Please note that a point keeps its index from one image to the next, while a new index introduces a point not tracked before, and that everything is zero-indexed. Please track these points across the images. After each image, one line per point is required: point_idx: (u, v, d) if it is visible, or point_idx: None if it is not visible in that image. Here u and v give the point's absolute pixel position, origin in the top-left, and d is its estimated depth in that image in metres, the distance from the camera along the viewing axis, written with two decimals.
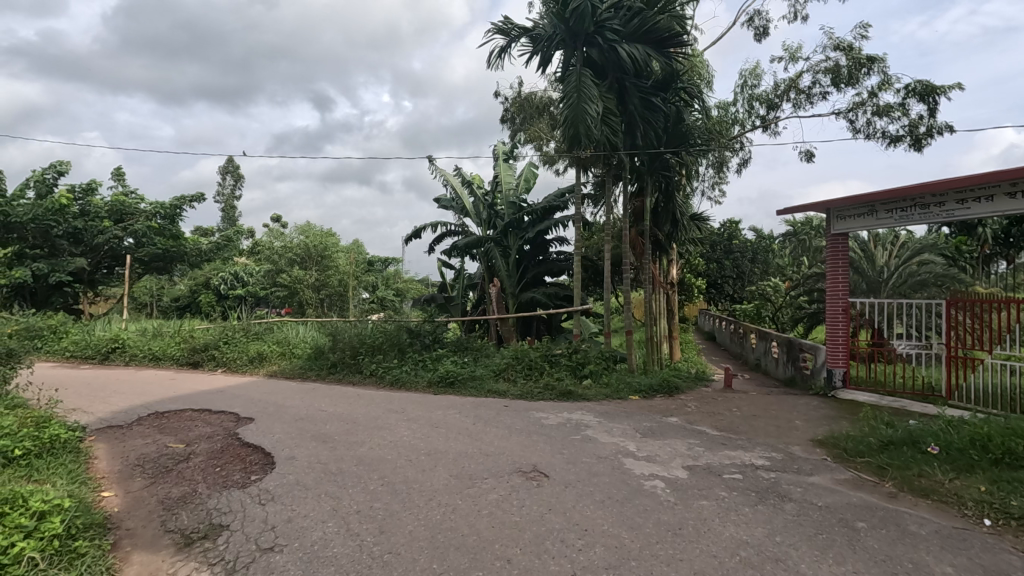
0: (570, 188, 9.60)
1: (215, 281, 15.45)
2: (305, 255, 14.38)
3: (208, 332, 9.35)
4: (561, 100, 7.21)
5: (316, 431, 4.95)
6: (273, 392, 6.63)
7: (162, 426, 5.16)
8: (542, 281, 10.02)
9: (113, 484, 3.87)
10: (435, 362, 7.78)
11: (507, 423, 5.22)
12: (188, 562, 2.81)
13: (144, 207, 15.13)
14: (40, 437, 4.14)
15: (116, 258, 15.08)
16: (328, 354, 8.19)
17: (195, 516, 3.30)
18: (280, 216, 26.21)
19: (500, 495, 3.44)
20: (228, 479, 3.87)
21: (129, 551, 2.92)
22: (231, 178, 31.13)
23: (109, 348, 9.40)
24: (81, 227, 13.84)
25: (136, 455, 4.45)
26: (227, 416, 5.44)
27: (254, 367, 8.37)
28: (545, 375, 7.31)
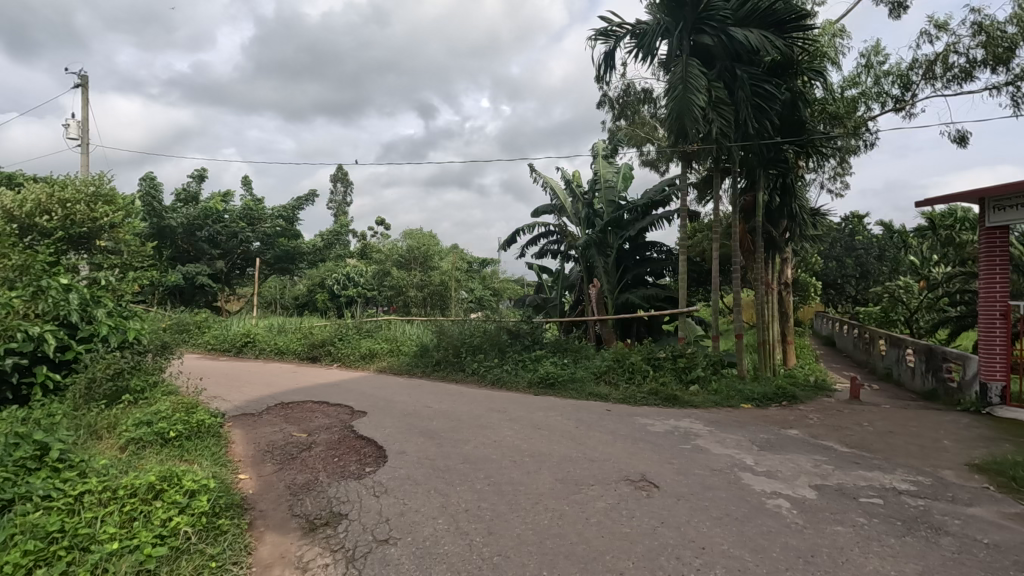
0: (673, 183, 9.20)
1: (330, 281, 16.55)
2: (409, 257, 15.09)
3: (325, 329, 10.06)
4: (666, 91, 6.90)
5: (423, 427, 5.13)
6: (383, 387, 6.98)
7: (287, 416, 5.60)
8: (643, 281, 9.68)
9: (247, 468, 4.24)
10: (534, 362, 7.78)
11: (610, 428, 5.08)
12: (313, 546, 2.98)
13: (270, 212, 16.67)
14: (190, 421, 4.66)
15: (248, 260, 16.74)
16: (432, 352, 8.49)
17: (318, 503, 3.51)
18: (385, 220, 27.78)
19: (608, 504, 3.33)
20: (346, 469, 4.10)
21: (263, 532, 3.17)
22: (342, 185, 33.49)
23: (242, 342, 10.42)
24: (220, 232, 15.57)
25: (267, 442, 4.85)
26: (343, 409, 5.80)
27: (365, 362, 8.87)
28: (648, 379, 7.04)
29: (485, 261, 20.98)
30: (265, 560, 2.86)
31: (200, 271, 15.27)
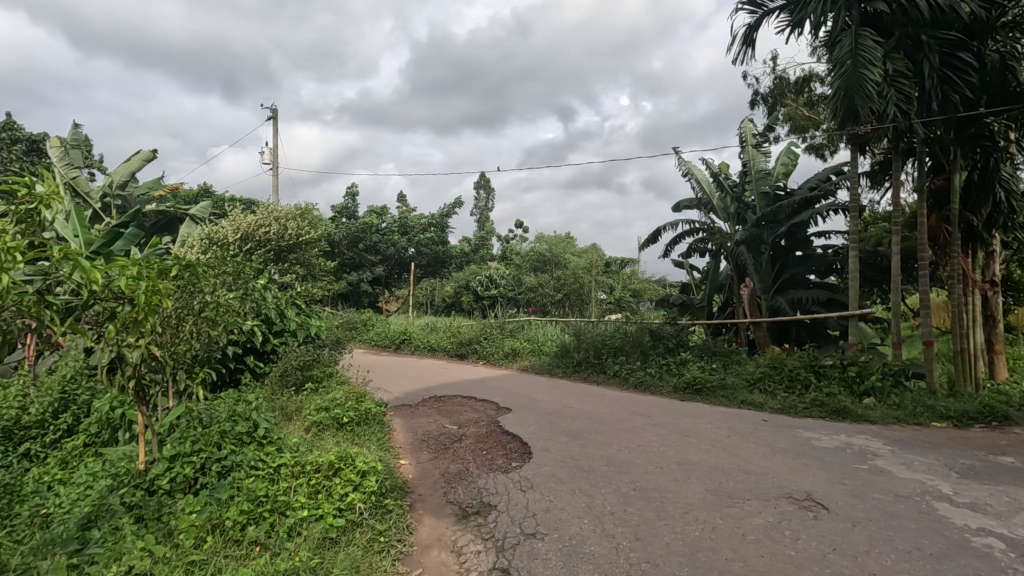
0: (841, 170, 8.21)
1: (473, 283, 17.21)
2: (548, 258, 15.33)
3: (471, 328, 10.64)
4: (831, 69, 6.18)
5: (566, 426, 5.17)
6: (526, 386, 7.18)
7: (440, 409, 6.02)
8: (804, 280, 8.76)
9: (407, 454, 4.64)
10: (679, 367, 7.44)
11: (768, 439, 4.67)
12: (466, 533, 3.17)
13: (421, 222, 18.07)
14: (360, 409, 5.22)
15: (403, 265, 18.31)
16: (573, 353, 8.52)
17: (470, 493, 3.72)
18: (525, 224, 28.59)
19: (768, 521, 3.07)
20: (494, 463, 4.29)
21: (422, 514, 3.43)
22: (484, 192, 35.16)
23: (400, 339, 11.44)
24: (379, 240, 17.24)
25: (424, 431, 5.27)
26: (490, 405, 6.08)
27: (509, 361, 9.21)
28: (812, 389, 6.35)
29: (624, 262, 20.58)
30: (425, 540, 3.10)
31: (364, 276, 17.06)
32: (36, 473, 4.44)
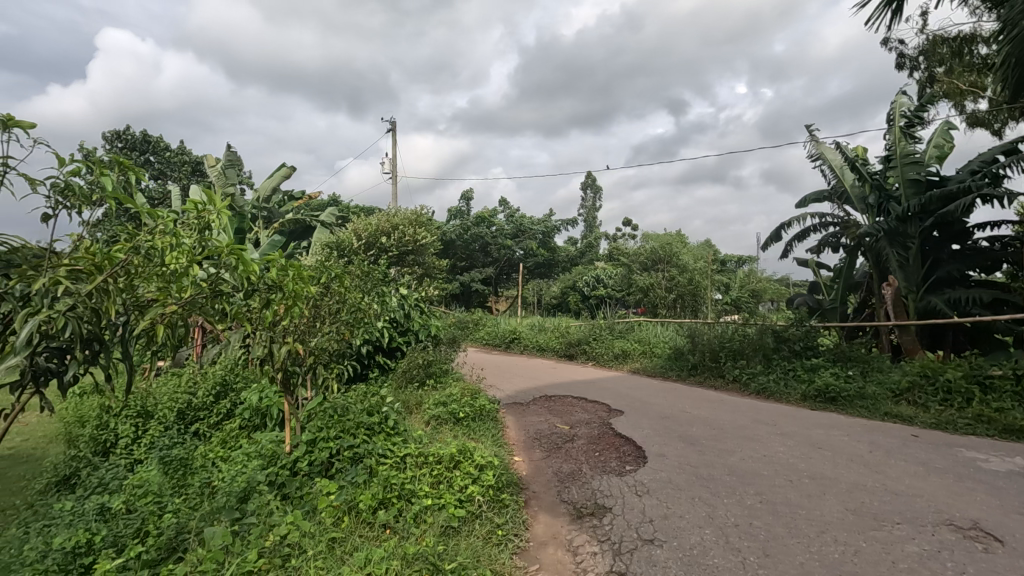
0: (1014, 147, 7.04)
1: (580, 283, 17.17)
2: (658, 258, 14.83)
3: (580, 328, 10.59)
4: (999, 31, 5.34)
5: (682, 431, 4.97)
6: (638, 388, 7.01)
7: (551, 408, 6.06)
8: (963, 277, 7.64)
9: (521, 452, 4.73)
10: (809, 373, 6.83)
11: (919, 458, 4.14)
12: (581, 533, 3.17)
13: (530, 223, 18.33)
14: (475, 405, 5.42)
15: (512, 265, 18.71)
16: (688, 355, 8.17)
17: (584, 493, 3.71)
18: (633, 222, 27.93)
19: (924, 549, 2.73)
20: (607, 465, 4.24)
21: (537, 511, 3.48)
22: (591, 192, 34.86)
23: (510, 338, 11.70)
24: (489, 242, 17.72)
25: (535, 429, 5.34)
26: (601, 406, 6.01)
27: (618, 362, 9.05)
28: (975, 404, 5.53)
29: (741, 259, 19.37)
30: (541, 537, 3.14)
31: (475, 276, 17.66)
32: (204, 450, 5.14)
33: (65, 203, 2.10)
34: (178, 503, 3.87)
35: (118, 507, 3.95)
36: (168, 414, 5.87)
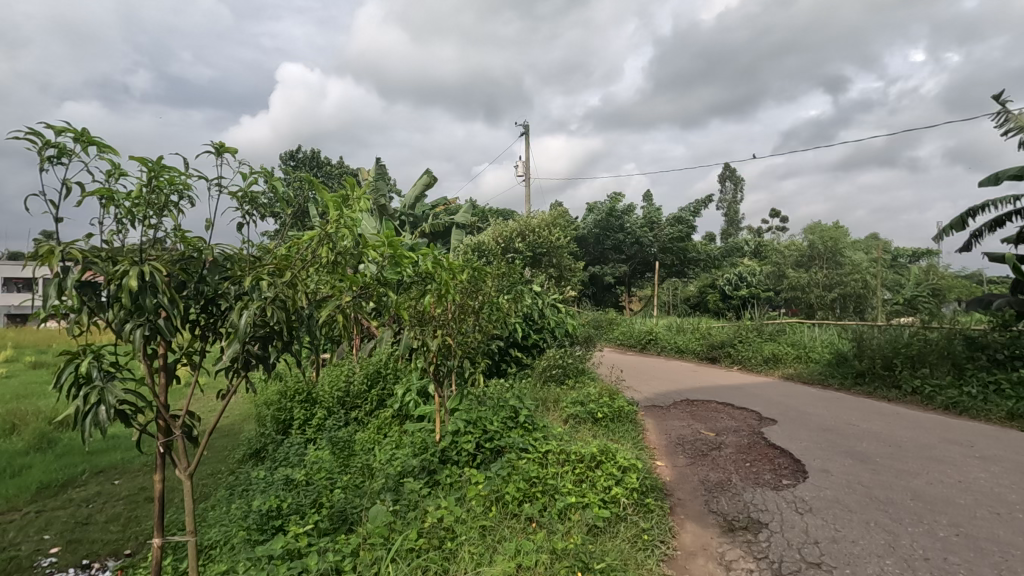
0: None
1: (721, 282, 16.16)
2: (814, 254, 13.42)
3: (723, 330, 9.95)
4: None
5: (850, 447, 4.44)
6: (793, 396, 6.40)
7: (694, 413, 5.77)
8: None
9: (663, 457, 4.56)
10: (1016, 387, 5.73)
11: None
12: (734, 547, 2.98)
13: (666, 219, 17.64)
14: (614, 405, 5.34)
15: (647, 264, 18.17)
16: (853, 361, 7.29)
17: (734, 505, 3.48)
18: (781, 213, 25.62)
19: None
20: (760, 477, 3.93)
21: (684, 519, 3.34)
22: (732, 183, 32.60)
23: (646, 339, 11.39)
24: (624, 240, 17.37)
25: (677, 434, 5.12)
26: (750, 414, 5.60)
27: (768, 367, 8.36)
28: None
29: (918, 253, 16.81)
30: (688, 547, 3.00)
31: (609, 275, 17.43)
32: (363, 435, 5.69)
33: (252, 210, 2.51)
34: (345, 480, 4.34)
35: (299, 479, 4.53)
36: (332, 401, 6.58)
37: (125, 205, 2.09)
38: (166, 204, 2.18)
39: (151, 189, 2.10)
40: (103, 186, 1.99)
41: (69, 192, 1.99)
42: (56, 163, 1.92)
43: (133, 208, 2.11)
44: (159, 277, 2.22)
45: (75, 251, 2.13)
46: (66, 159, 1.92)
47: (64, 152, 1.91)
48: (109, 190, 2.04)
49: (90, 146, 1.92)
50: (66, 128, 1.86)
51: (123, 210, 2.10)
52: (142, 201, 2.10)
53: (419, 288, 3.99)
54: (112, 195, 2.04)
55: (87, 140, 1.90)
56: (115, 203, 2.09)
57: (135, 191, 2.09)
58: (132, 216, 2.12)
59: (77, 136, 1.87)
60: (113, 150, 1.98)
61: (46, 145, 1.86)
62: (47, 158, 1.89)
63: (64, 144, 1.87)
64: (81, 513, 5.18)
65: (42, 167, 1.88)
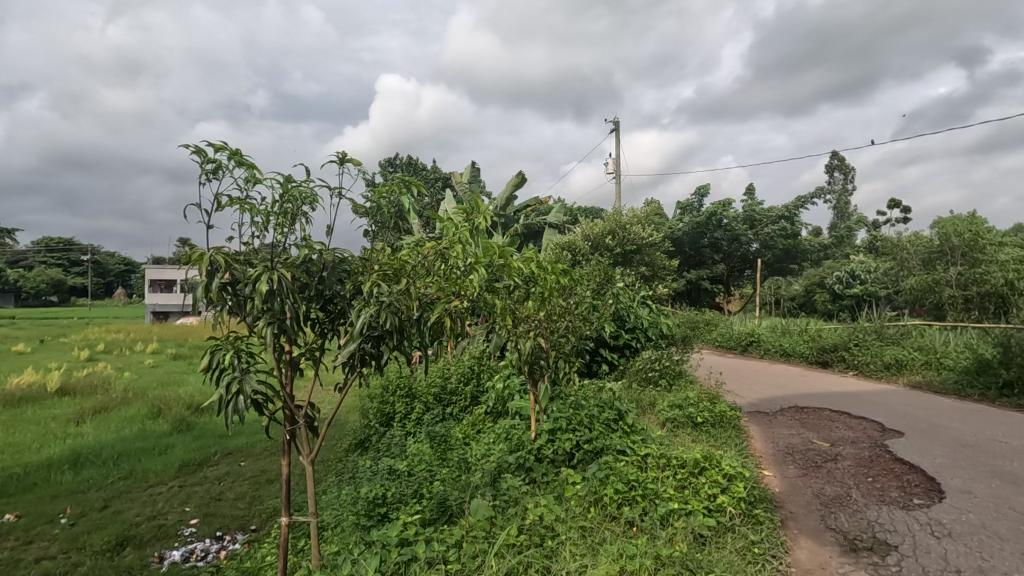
0: None
1: (831, 280, 14.91)
2: (948, 249, 11.68)
3: (836, 332, 9.18)
4: None
5: (997, 466, 3.93)
6: (922, 407, 5.77)
7: (804, 421, 5.38)
8: None
9: (771, 466, 4.28)
10: None
11: None
12: (858, 569, 2.74)
13: (769, 214, 16.54)
14: (715, 410, 5.10)
15: (747, 261, 17.17)
16: (997, 369, 6.44)
17: (856, 523, 3.20)
18: (901, 204, 23.22)
19: None
20: (886, 494, 3.57)
21: (798, 534, 3.12)
22: (842, 173, 30.02)
23: (747, 341, 10.78)
24: (721, 236, 16.53)
25: (786, 443, 4.79)
26: (871, 424, 5.12)
27: (891, 374, 7.60)
28: None
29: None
30: (805, 564, 2.80)
31: (705, 273, 16.66)
32: (458, 430, 5.87)
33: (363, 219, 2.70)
34: (444, 473, 4.49)
35: (402, 470, 4.75)
36: (429, 395, 6.84)
37: (262, 216, 2.35)
38: (294, 214, 2.41)
39: (283, 200, 2.35)
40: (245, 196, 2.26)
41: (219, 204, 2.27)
42: (210, 177, 2.21)
43: (268, 219, 2.36)
44: (285, 280, 2.43)
45: (219, 255, 2.40)
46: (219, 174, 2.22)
47: (217, 168, 2.20)
48: (249, 202, 2.30)
49: (238, 162, 2.22)
50: (221, 147, 2.16)
51: (259, 221, 2.36)
52: (274, 211, 2.35)
53: (522, 291, 4.06)
54: (250, 206, 2.30)
55: (236, 158, 2.20)
56: (253, 216, 2.36)
57: (269, 203, 2.34)
58: (266, 226, 2.38)
59: (229, 154, 2.17)
60: (255, 166, 2.27)
61: (204, 163, 2.18)
62: (205, 173, 2.21)
63: (218, 161, 2.17)
64: (213, 490, 5.79)
65: (199, 180, 2.19)
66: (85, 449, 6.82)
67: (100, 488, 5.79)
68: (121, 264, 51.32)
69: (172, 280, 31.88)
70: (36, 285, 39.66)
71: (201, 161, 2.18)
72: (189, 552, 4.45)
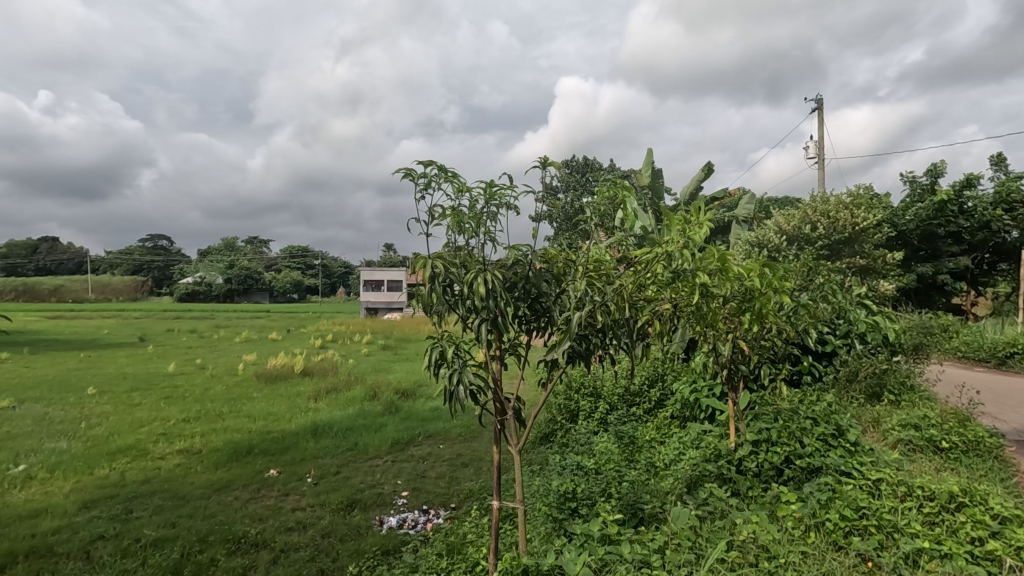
0: None
1: None
2: None
3: None
4: None
5: None
6: None
7: None
8: None
9: None
10: None
11: None
12: None
13: None
14: (967, 434, 4.20)
15: (1003, 253, 13.88)
16: None
17: None
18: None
19: None
20: None
21: None
22: None
23: (1006, 352, 8.73)
24: (964, 224, 13.60)
25: None
26: None
27: None
28: None
29: None
30: None
31: (941, 269, 13.84)
32: (645, 432, 5.71)
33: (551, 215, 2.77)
34: (634, 475, 4.39)
35: (590, 467, 4.74)
36: (613, 395, 6.76)
37: (470, 222, 2.55)
38: (496, 216, 2.58)
39: (486, 205, 2.54)
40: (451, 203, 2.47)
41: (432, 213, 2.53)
42: (424, 193, 2.49)
43: (475, 223, 2.57)
44: (498, 281, 2.60)
45: (440, 260, 2.68)
46: (429, 187, 2.48)
47: (430, 182, 2.47)
48: (457, 210, 2.52)
49: (446, 174, 2.44)
50: (430, 163, 2.43)
51: (467, 227, 2.56)
52: (477, 215, 2.54)
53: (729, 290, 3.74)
54: (459, 214, 2.51)
55: (444, 171, 2.43)
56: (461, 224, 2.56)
57: (473, 208, 2.54)
58: (473, 231, 2.57)
59: (437, 168, 2.42)
60: (459, 177, 2.49)
61: (418, 179, 2.46)
62: (418, 188, 2.49)
63: (429, 175, 2.43)
64: (419, 468, 6.49)
65: (416, 195, 2.48)
66: (321, 422, 8.17)
67: (334, 455, 6.88)
68: (342, 267, 60.51)
69: (381, 280, 36.59)
70: (284, 285, 48.72)
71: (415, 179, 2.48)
72: (402, 520, 5.05)
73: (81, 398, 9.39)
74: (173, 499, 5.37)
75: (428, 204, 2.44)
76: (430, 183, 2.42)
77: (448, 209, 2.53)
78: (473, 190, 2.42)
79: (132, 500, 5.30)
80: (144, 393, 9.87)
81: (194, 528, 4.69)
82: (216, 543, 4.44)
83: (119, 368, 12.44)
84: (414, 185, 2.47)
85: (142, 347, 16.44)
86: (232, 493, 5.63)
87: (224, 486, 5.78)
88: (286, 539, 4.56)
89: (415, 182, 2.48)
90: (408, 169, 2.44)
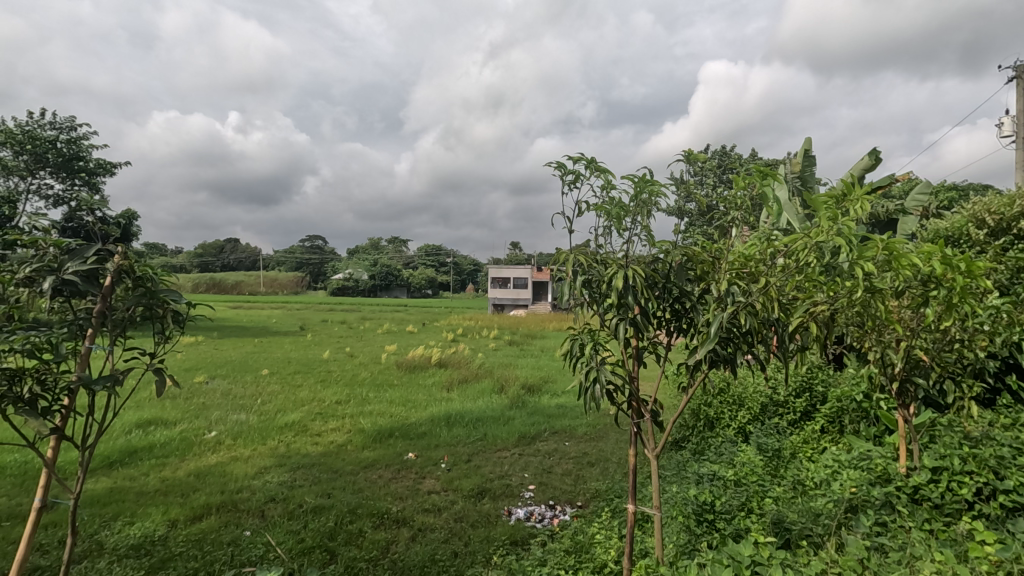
0: None
1: None
2: None
3: None
4: None
5: None
6: None
7: None
8: None
9: None
10: None
11: None
12: None
13: None
14: None
15: None
16: None
17: None
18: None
19: None
20: None
21: None
22: None
23: None
24: None
25: None
26: None
27: None
28: None
29: None
30: None
31: None
32: (792, 444, 5.18)
33: (688, 202, 2.63)
34: (779, 491, 4.01)
35: (729, 477, 4.44)
36: (754, 404, 6.21)
37: (616, 215, 2.51)
38: (641, 211, 2.50)
39: (630, 198, 2.47)
40: (599, 199, 2.46)
41: (579, 208, 2.54)
42: (571, 187, 2.51)
43: (621, 216, 2.51)
44: (639, 278, 2.53)
45: (579, 255, 2.67)
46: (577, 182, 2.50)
47: (578, 177, 2.48)
48: (603, 203, 2.49)
49: (595, 169, 2.43)
50: (579, 158, 2.44)
51: (612, 219, 2.52)
52: (619, 207, 2.48)
53: (918, 294, 3.19)
54: (604, 208, 2.49)
55: (592, 165, 2.42)
56: (609, 219, 2.54)
57: (622, 202, 2.48)
58: (615, 225, 2.53)
59: (585, 162, 2.41)
60: (608, 170, 2.46)
61: (566, 174, 2.49)
62: (565, 183, 2.52)
63: (577, 169, 2.45)
64: (546, 463, 6.56)
65: (563, 189, 2.50)
66: (453, 412, 8.59)
67: (465, 444, 7.22)
68: (471, 265, 63.33)
69: (507, 278, 37.65)
70: (420, 281, 52.10)
71: (564, 173, 2.52)
72: (530, 513, 5.14)
73: (256, 377, 10.86)
74: (330, 472, 5.99)
75: (576, 198, 2.47)
76: (579, 177, 2.44)
77: (592, 203, 2.52)
78: (626, 183, 2.40)
79: (296, 469, 6.01)
80: (304, 377, 11.15)
81: (346, 500, 5.17)
82: (363, 516, 4.85)
83: (286, 353, 14.23)
84: (562, 179, 2.51)
85: (302, 335, 18.60)
86: (376, 471, 6.14)
87: (370, 465, 6.32)
88: (423, 519, 4.87)
89: (564, 177, 2.51)
90: (557, 164, 2.48)
